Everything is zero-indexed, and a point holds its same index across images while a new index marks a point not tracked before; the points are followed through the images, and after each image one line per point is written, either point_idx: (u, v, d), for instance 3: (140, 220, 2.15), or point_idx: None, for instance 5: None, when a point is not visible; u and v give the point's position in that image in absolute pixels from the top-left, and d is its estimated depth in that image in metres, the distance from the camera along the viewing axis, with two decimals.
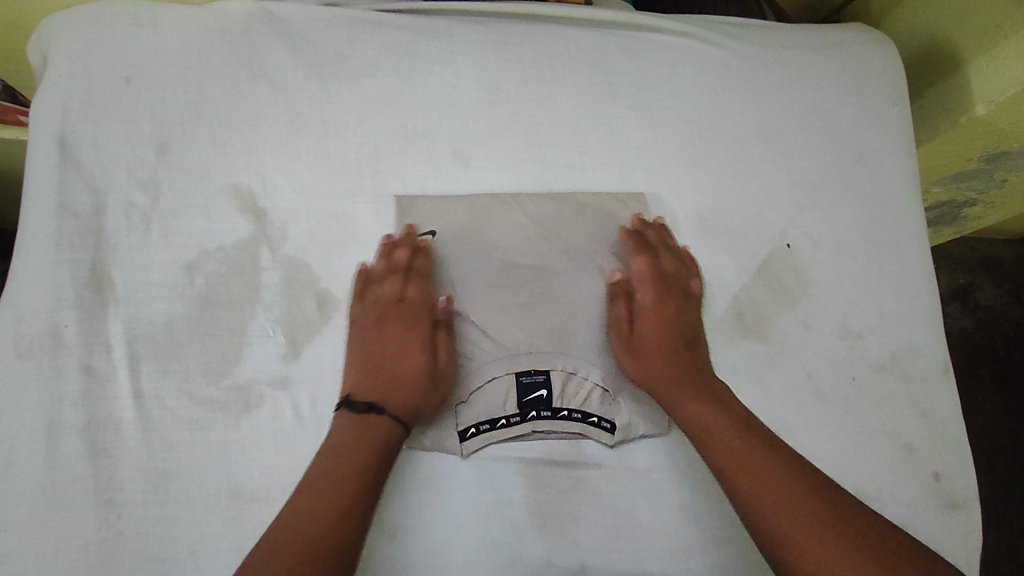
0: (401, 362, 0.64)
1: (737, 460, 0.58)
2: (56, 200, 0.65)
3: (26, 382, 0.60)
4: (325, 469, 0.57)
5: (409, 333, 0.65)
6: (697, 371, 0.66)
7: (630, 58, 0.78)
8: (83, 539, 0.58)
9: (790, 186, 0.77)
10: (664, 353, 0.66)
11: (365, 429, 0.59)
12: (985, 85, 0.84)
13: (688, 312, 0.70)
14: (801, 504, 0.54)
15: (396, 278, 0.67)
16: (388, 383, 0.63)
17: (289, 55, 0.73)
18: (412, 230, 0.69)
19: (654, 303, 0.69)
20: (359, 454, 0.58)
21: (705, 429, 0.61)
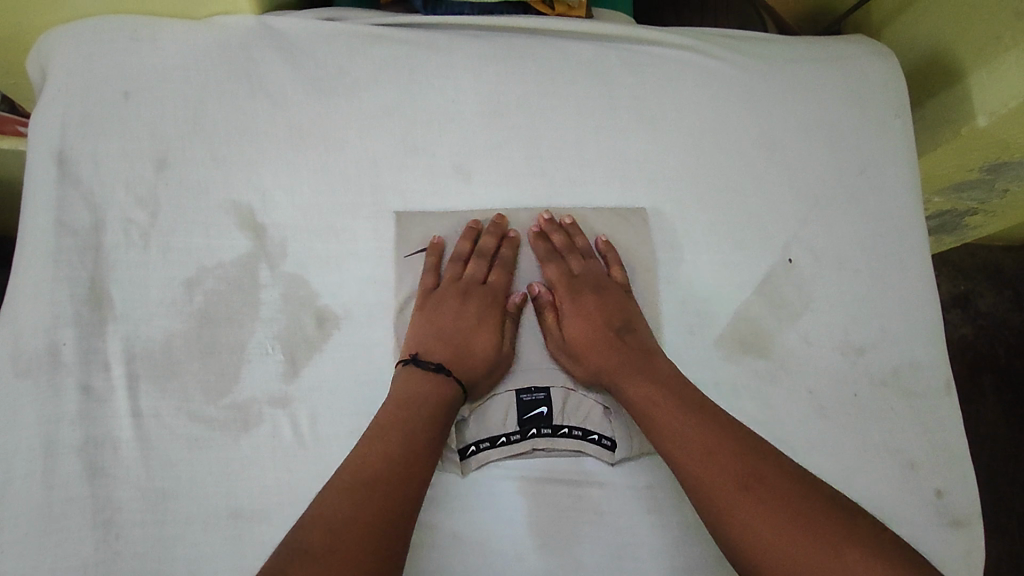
0: (472, 337, 0.68)
1: (692, 456, 0.59)
2: (55, 217, 0.65)
3: (24, 401, 0.60)
4: (364, 464, 0.57)
5: (485, 313, 0.69)
6: (628, 359, 0.66)
7: (631, 71, 0.78)
8: (82, 559, 0.58)
9: (792, 200, 0.76)
10: (593, 351, 0.68)
11: (433, 394, 0.63)
12: (986, 96, 0.84)
13: (607, 300, 0.70)
14: (754, 501, 0.55)
15: (484, 260, 0.71)
16: (461, 353, 0.66)
17: (288, 69, 0.72)
18: (502, 220, 0.71)
19: (568, 306, 0.70)
20: (399, 453, 0.58)
21: (651, 424, 0.62)
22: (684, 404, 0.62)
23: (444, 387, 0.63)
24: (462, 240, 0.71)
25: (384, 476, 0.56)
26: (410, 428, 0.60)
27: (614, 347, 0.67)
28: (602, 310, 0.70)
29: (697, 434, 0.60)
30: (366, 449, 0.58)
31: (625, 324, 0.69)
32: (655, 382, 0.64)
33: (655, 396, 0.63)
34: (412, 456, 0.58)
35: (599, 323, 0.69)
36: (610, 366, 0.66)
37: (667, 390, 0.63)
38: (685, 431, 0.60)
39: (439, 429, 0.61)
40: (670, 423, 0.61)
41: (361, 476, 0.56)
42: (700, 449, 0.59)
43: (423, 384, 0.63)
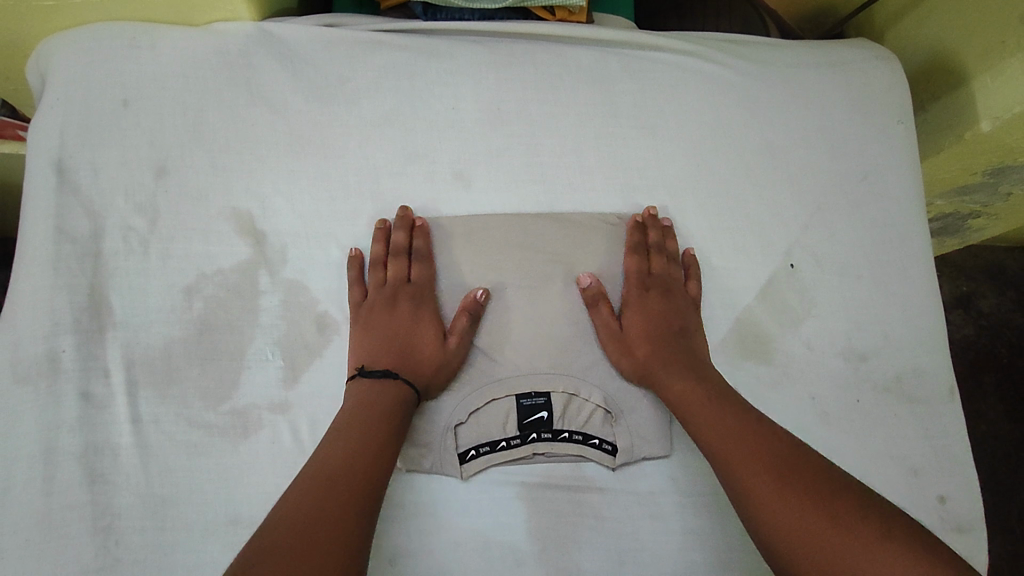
0: (414, 338, 0.67)
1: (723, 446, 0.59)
2: (55, 224, 0.65)
3: (25, 408, 0.60)
4: (324, 469, 0.55)
5: (420, 311, 0.68)
6: (682, 358, 0.67)
7: (631, 77, 0.78)
8: (81, 566, 0.58)
9: (794, 205, 0.76)
10: (650, 347, 0.68)
11: (387, 399, 0.62)
12: (991, 101, 0.84)
13: (675, 301, 0.71)
14: (776, 488, 0.54)
15: (401, 258, 0.69)
16: (404, 355, 0.66)
17: (288, 76, 0.72)
18: (408, 213, 0.70)
19: (632, 302, 0.71)
20: (358, 454, 0.57)
21: (688, 416, 0.63)
22: (723, 399, 0.63)
23: (396, 391, 0.63)
24: (376, 244, 0.69)
25: (347, 477, 0.55)
26: (367, 428, 0.59)
27: (674, 345, 0.68)
28: (667, 310, 0.70)
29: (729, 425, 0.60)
30: (324, 455, 0.57)
31: (688, 327, 0.70)
32: (698, 378, 0.65)
33: (696, 389, 0.64)
34: (372, 455, 0.57)
35: (660, 321, 0.70)
36: (664, 358, 0.67)
37: (707, 385, 0.64)
38: (716, 421, 0.61)
39: (393, 428, 0.60)
40: (703, 415, 0.62)
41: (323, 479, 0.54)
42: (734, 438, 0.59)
43: (370, 392, 0.62)
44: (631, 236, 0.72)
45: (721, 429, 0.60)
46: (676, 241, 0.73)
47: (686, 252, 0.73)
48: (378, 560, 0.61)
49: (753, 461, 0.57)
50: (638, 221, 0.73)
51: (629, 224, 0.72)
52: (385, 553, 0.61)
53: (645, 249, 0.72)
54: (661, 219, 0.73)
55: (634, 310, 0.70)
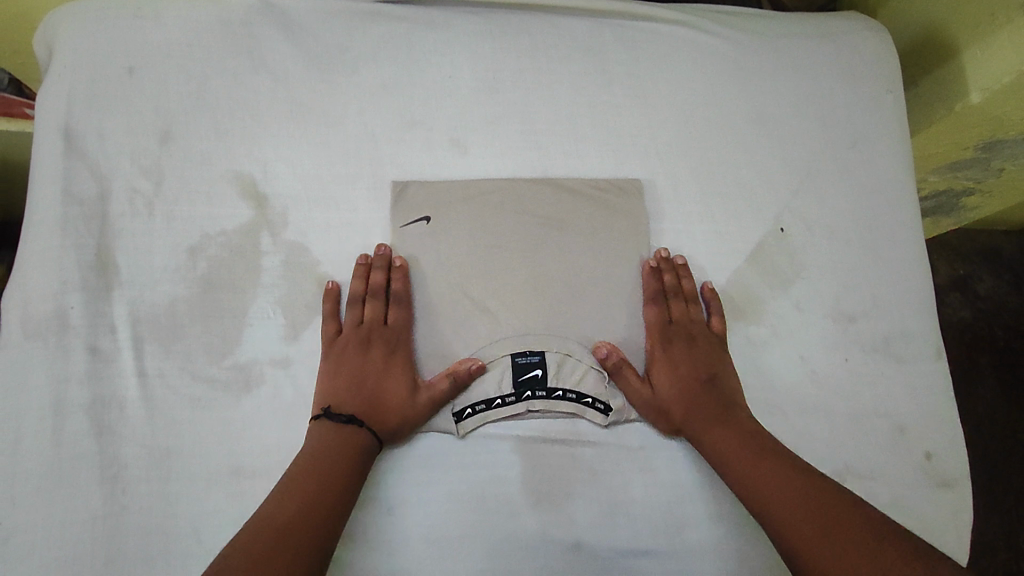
0: (383, 383, 0.65)
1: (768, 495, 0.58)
2: (63, 186, 0.67)
3: (34, 361, 0.62)
4: (287, 504, 0.55)
5: (393, 356, 0.67)
6: (716, 410, 0.66)
7: (625, 47, 0.79)
8: (88, 513, 0.59)
9: (785, 171, 0.77)
10: (683, 401, 0.67)
11: (349, 442, 0.61)
12: (980, 72, 0.84)
13: (698, 348, 0.70)
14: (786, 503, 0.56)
15: (379, 299, 0.68)
16: (370, 399, 0.64)
17: (289, 45, 0.74)
18: (387, 250, 0.69)
19: (659, 356, 0.69)
20: (319, 492, 0.57)
21: (732, 468, 0.61)
22: (768, 452, 0.61)
23: (356, 439, 0.61)
24: (355, 280, 0.68)
25: (308, 514, 0.55)
26: (330, 466, 0.58)
27: (703, 397, 0.67)
28: (694, 360, 0.69)
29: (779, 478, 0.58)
30: (285, 489, 0.57)
31: (716, 376, 0.68)
32: (742, 430, 0.63)
33: (740, 442, 0.62)
34: (331, 494, 0.57)
35: (690, 373, 0.68)
36: (699, 412, 0.66)
37: (754, 439, 0.62)
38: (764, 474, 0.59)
39: (353, 470, 0.59)
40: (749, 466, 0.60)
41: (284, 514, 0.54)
42: (782, 494, 0.57)
43: (334, 435, 0.61)
44: (647, 279, 0.71)
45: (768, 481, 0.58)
46: (691, 279, 0.72)
47: (705, 286, 0.72)
48: (376, 511, 0.63)
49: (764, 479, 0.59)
50: (649, 261, 0.72)
51: (642, 265, 0.72)
52: (383, 504, 0.63)
53: (663, 292, 0.71)
54: (674, 259, 0.72)
55: (661, 361, 0.69)
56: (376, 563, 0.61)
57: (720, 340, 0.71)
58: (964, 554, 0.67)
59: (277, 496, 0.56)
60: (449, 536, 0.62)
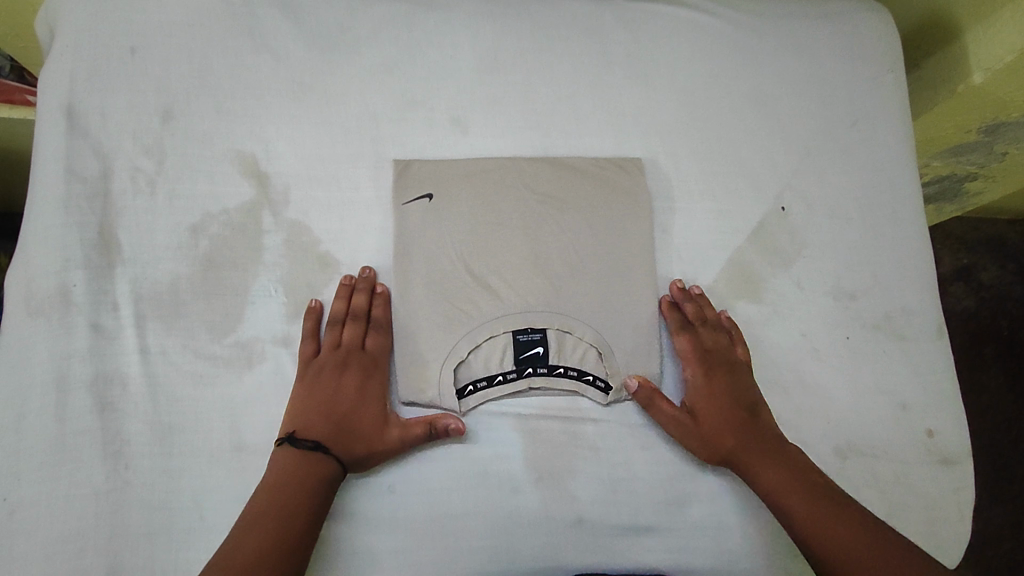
0: (355, 408, 0.63)
1: (825, 539, 0.57)
2: (65, 165, 0.67)
3: (37, 337, 0.62)
4: (246, 541, 0.55)
5: (368, 382, 0.65)
6: (744, 442, 0.64)
7: (625, 26, 0.79)
8: (91, 488, 0.59)
9: (786, 150, 0.77)
10: (719, 429, 0.65)
11: (311, 471, 0.59)
12: (983, 52, 0.84)
13: (724, 376, 0.67)
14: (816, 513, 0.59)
15: (358, 322, 0.66)
16: (338, 425, 0.62)
17: (289, 25, 0.74)
18: (370, 274, 0.68)
19: (699, 386, 0.67)
20: (276, 526, 0.56)
21: (787, 507, 0.60)
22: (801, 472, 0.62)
23: (317, 469, 0.60)
24: (336, 300, 0.67)
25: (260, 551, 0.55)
26: (288, 498, 0.58)
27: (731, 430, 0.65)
28: (733, 388, 0.67)
29: (831, 515, 0.58)
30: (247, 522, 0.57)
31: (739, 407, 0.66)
32: (789, 464, 0.62)
33: (792, 481, 0.61)
34: (287, 526, 0.56)
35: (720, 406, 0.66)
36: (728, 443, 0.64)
37: (801, 472, 0.62)
38: (816, 512, 0.59)
39: (313, 499, 0.58)
40: (800, 505, 0.60)
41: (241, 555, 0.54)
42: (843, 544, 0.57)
43: (296, 466, 0.59)
44: (689, 308, 0.70)
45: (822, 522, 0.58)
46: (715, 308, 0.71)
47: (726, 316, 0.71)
48: (378, 486, 0.63)
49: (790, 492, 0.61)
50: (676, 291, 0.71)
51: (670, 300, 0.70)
52: (385, 480, 0.63)
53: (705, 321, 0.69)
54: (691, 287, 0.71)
55: (702, 391, 0.67)
56: (378, 539, 0.61)
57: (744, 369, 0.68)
58: (965, 532, 0.67)
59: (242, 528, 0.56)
60: (451, 513, 0.62)
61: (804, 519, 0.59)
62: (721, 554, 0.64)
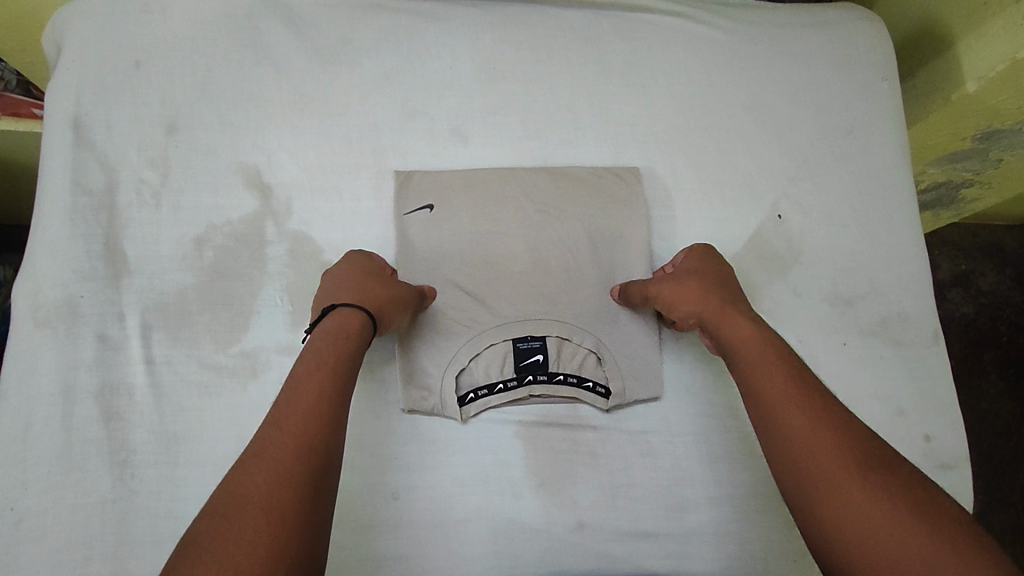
0: (346, 278, 0.63)
1: (805, 478, 0.48)
2: (72, 178, 0.68)
3: (44, 348, 0.63)
4: (257, 474, 0.46)
5: (351, 260, 0.66)
6: (747, 336, 0.59)
7: (623, 38, 0.80)
8: (98, 497, 0.60)
9: (783, 158, 0.78)
10: (730, 318, 0.61)
11: (334, 341, 0.57)
12: (976, 61, 0.85)
13: (695, 269, 0.66)
14: (826, 442, 0.49)
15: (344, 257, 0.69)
16: (347, 291, 0.62)
17: (293, 39, 0.75)
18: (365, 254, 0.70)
19: (703, 274, 0.65)
20: (297, 467, 0.47)
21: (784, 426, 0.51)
22: (811, 396, 0.52)
23: (325, 405, 0.52)
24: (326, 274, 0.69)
25: (282, 497, 0.45)
26: (303, 444, 0.49)
27: (718, 321, 0.61)
28: (731, 288, 0.65)
29: (831, 445, 0.48)
30: (246, 480, 0.46)
31: (715, 294, 0.63)
32: (798, 378, 0.54)
33: (805, 405, 0.51)
34: (311, 462, 0.48)
35: (703, 294, 0.63)
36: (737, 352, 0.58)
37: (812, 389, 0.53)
38: (823, 442, 0.49)
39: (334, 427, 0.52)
40: (798, 431, 0.50)
41: (251, 511, 0.44)
42: (841, 481, 0.46)
43: (301, 403, 0.52)
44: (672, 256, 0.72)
45: (825, 462, 0.48)
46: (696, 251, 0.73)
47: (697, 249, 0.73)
48: (379, 495, 0.63)
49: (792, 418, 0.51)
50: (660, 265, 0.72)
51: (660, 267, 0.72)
52: (386, 489, 0.63)
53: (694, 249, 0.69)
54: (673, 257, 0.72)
55: (707, 279, 0.65)
56: (380, 547, 0.61)
57: (726, 268, 0.67)
58: None
59: (235, 480, 0.46)
60: (452, 519, 0.63)
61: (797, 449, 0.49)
62: (722, 561, 0.64)
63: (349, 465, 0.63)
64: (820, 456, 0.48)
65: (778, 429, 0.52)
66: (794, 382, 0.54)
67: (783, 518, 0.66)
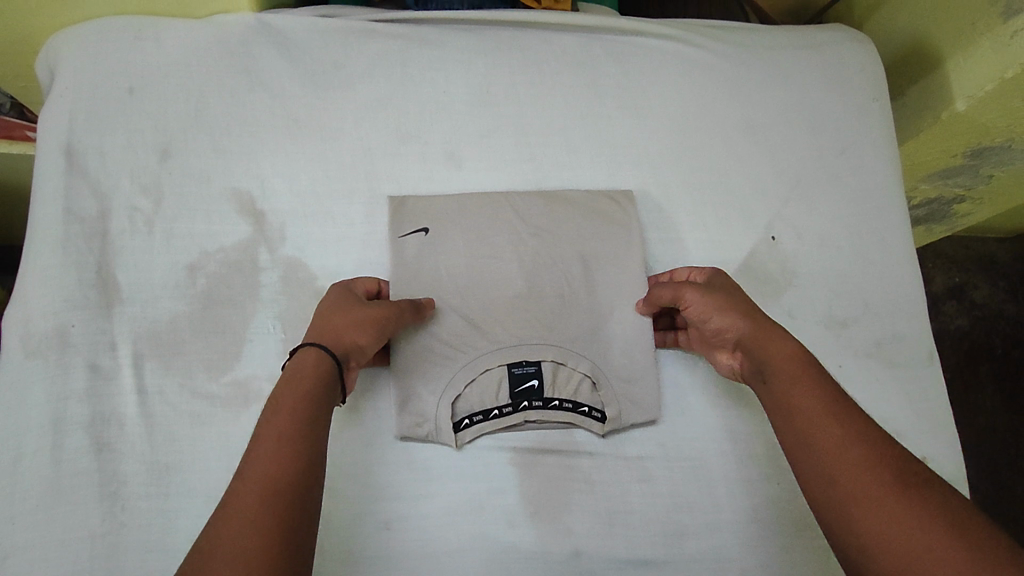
0: (317, 316, 0.62)
1: (843, 497, 0.47)
2: (64, 206, 0.68)
3: (35, 378, 0.62)
4: (236, 512, 0.45)
5: (331, 294, 0.64)
6: (779, 352, 0.58)
7: (616, 61, 0.81)
8: (87, 531, 0.59)
9: (776, 180, 0.79)
10: (761, 336, 0.60)
11: (291, 382, 0.55)
12: (964, 80, 0.86)
13: (718, 285, 0.66)
14: (864, 460, 0.48)
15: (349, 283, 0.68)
16: (314, 331, 0.60)
17: (286, 64, 0.76)
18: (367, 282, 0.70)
19: (725, 290, 0.65)
20: (273, 502, 0.46)
21: (818, 445, 0.51)
22: (842, 414, 0.52)
23: (296, 436, 0.51)
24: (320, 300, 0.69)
25: (258, 534, 0.44)
26: (278, 479, 0.48)
27: (752, 337, 0.60)
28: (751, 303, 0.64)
29: (866, 462, 0.48)
30: (228, 518, 0.45)
31: (744, 309, 0.62)
32: (832, 395, 0.54)
33: (841, 423, 0.51)
34: (283, 516, 0.46)
35: (732, 310, 0.62)
36: (771, 367, 0.58)
37: (847, 406, 0.53)
38: (857, 460, 0.48)
39: (309, 460, 0.50)
40: (832, 450, 0.50)
41: (222, 571, 0.42)
42: (880, 498, 0.46)
43: (274, 450, 0.50)
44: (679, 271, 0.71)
45: (861, 480, 0.47)
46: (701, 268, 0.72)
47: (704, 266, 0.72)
48: (373, 525, 0.62)
49: (825, 437, 0.51)
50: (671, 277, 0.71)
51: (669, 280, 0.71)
52: (380, 519, 0.62)
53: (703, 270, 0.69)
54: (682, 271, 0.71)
55: (729, 294, 0.64)
56: None
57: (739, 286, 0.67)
58: None
59: (211, 533, 0.45)
60: (447, 549, 0.62)
61: (831, 468, 0.49)
62: None
63: (341, 495, 0.63)
64: (850, 471, 0.48)
65: (812, 447, 0.51)
66: (828, 400, 0.53)
67: (780, 544, 0.66)
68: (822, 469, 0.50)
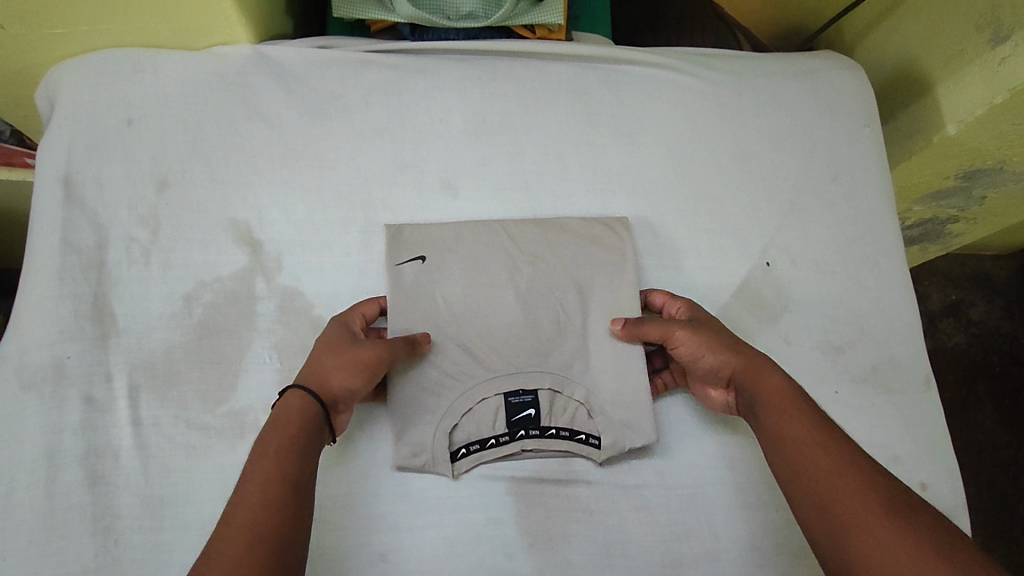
0: (312, 354, 0.62)
1: (833, 527, 0.48)
2: (61, 237, 0.68)
3: (29, 411, 0.62)
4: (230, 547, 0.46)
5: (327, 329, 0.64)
6: (767, 387, 0.58)
7: (610, 89, 0.82)
8: (80, 566, 0.58)
9: (769, 206, 0.79)
10: (750, 373, 0.60)
11: (279, 423, 0.56)
12: (954, 105, 0.87)
13: (703, 322, 0.66)
14: (853, 488, 0.48)
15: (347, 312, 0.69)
16: (306, 370, 0.60)
17: (283, 94, 0.76)
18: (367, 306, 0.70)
19: (710, 327, 0.65)
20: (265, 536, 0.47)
21: (808, 475, 0.51)
22: (830, 443, 0.52)
23: (287, 469, 0.52)
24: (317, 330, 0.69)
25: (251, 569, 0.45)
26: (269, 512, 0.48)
27: (745, 374, 0.61)
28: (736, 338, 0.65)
29: (854, 491, 0.48)
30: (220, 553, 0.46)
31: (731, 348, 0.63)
32: (821, 426, 0.54)
33: (829, 452, 0.51)
34: (272, 550, 0.47)
35: (718, 347, 0.63)
36: (761, 398, 0.58)
37: (835, 436, 0.53)
38: (846, 489, 0.49)
39: (301, 492, 0.51)
40: (821, 478, 0.50)
41: None
42: (869, 527, 0.46)
43: (263, 484, 0.50)
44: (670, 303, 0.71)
45: (850, 509, 0.47)
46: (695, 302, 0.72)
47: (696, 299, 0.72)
48: (369, 557, 0.62)
49: (813, 467, 0.51)
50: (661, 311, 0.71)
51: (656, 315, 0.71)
52: (376, 551, 0.62)
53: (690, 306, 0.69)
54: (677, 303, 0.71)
55: (714, 331, 0.64)
56: None
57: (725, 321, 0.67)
58: None
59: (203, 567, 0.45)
60: None
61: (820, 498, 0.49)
62: None
63: (338, 528, 0.62)
64: (841, 499, 0.48)
65: (802, 476, 0.51)
66: (817, 429, 0.53)
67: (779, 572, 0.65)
68: (812, 499, 0.50)
